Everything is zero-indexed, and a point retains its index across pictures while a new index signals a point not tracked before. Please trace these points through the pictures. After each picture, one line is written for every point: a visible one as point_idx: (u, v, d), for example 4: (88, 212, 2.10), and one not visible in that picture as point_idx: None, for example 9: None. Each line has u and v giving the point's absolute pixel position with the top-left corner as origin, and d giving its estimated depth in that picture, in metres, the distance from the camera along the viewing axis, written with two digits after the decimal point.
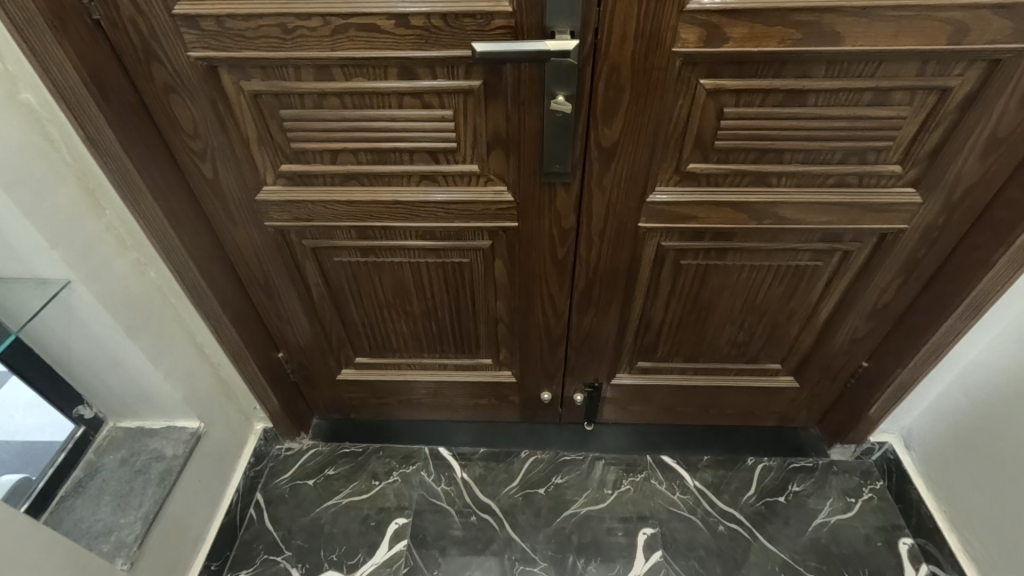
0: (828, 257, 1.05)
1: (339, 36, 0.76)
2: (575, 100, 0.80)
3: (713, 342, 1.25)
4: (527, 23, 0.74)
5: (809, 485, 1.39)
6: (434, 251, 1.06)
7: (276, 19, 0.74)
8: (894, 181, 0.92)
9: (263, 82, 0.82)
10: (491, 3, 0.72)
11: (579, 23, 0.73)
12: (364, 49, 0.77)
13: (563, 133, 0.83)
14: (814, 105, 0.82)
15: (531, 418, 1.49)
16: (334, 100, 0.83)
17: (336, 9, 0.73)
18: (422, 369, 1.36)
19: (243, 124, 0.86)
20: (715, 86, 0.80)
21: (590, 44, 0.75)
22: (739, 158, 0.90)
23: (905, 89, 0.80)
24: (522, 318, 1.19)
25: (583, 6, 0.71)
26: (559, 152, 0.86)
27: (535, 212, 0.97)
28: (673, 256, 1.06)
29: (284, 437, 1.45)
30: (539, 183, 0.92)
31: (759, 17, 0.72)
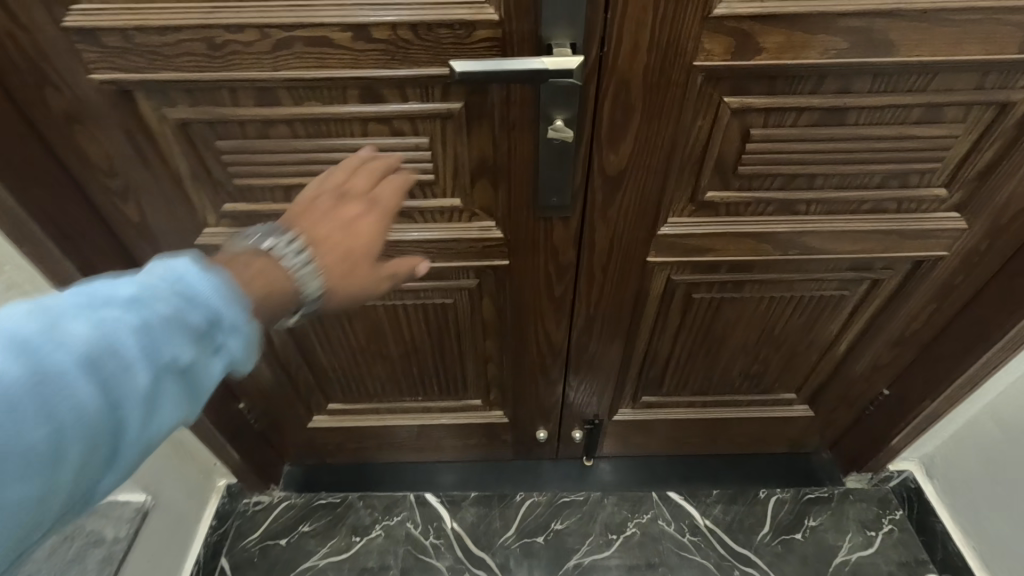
0: (855, 285, 0.94)
1: (283, 52, 0.60)
2: (576, 124, 0.66)
3: (725, 375, 1.14)
4: (517, 35, 0.59)
5: (826, 519, 1.30)
6: (412, 292, 0.92)
7: (200, 31, 0.59)
8: (936, 206, 0.81)
9: (192, 109, 0.66)
10: (471, 10, 0.58)
11: (581, 33, 0.59)
12: (316, 68, 0.62)
13: (562, 162, 0.70)
14: (854, 124, 0.70)
15: (526, 455, 1.36)
16: (283, 127, 0.68)
17: (277, 20, 0.58)
18: (403, 412, 1.22)
19: (170, 158, 0.71)
20: (740, 105, 0.67)
21: (594, 57, 0.61)
22: (764, 184, 0.77)
23: (960, 105, 0.68)
24: (514, 359, 1.06)
25: (587, 12, 0.57)
26: (557, 183, 0.72)
27: (528, 248, 0.83)
28: (684, 289, 0.93)
29: (251, 491, 1.30)
30: (533, 218, 0.78)
31: (799, 23, 0.59)
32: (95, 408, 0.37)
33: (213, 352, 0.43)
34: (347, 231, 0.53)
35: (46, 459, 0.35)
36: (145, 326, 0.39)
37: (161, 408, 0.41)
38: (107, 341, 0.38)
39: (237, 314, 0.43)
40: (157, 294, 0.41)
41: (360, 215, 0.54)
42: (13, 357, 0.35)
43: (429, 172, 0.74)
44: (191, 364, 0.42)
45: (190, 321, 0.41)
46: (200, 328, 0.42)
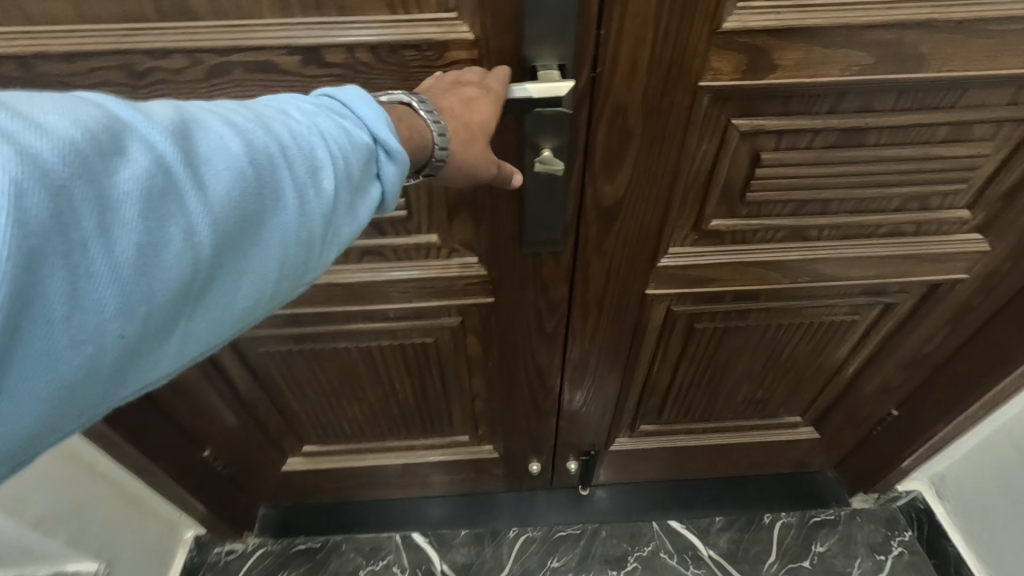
0: (868, 310, 0.87)
1: (219, 79, 0.51)
2: (566, 153, 0.58)
3: (728, 401, 1.07)
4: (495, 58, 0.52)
5: (834, 544, 1.25)
6: (388, 333, 0.83)
7: (116, 58, 0.49)
8: (958, 228, 0.74)
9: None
10: (441, 28, 0.50)
11: (570, 56, 0.51)
12: (261, 97, 0.53)
13: (551, 195, 0.62)
14: (874, 145, 0.63)
15: (518, 487, 1.28)
16: None
17: (209, 42, 0.49)
18: (386, 451, 1.14)
19: None
20: (751, 127, 0.59)
21: (586, 79, 0.54)
22: (774, 211, 0.70)
23: (990, 122, 0.61)
24: (504, 397, 0.98)
25: (578, 28, 0.49)
26: (545, 218, 0.65)
27: (516, 284, 0.75)
28: (685, 320, 0.86)
29: (222, 540, 1.20)
30: (520, 253, 0.70)
31: (820, 37, 0.52)
32: (287, 197, 0.37)
33: (373, 179, 0.41)
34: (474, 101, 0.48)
35: (242, 241, 0.35)
36: (327, 130, 0.38)
37: (335, 219, 0.39)
38: (298, 139, 0.37)
39: (396, 142, 0.41)
40: (335, 108, 0.40)
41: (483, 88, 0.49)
42: (225, 135, 0.35)
43: (400, 208, 0.66)
44: (361, 183, 0.40)
45: (362, 132, 0.40)
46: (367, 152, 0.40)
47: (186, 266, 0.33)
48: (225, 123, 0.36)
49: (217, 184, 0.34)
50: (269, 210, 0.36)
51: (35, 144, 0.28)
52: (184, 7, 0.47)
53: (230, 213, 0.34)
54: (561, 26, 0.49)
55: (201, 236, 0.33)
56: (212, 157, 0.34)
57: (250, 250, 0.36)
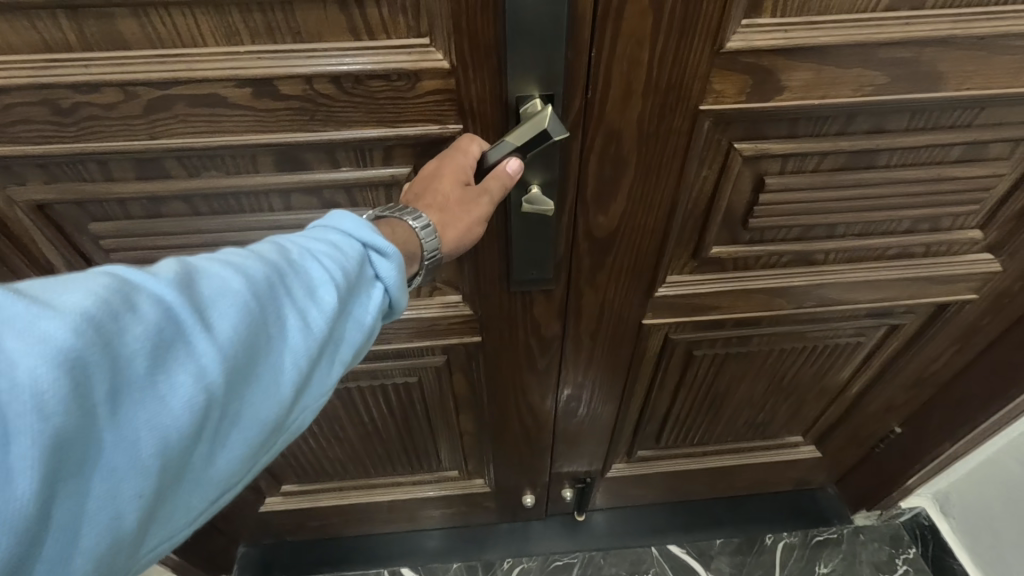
0: (874, 331, 0.83)
1: (158, 115, 0.48)
2: (556, 186, 0.54)
3: (728, 425, 1.03)
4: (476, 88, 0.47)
5: (838, 564, 1.21)
6: (368, 372, 0.78)
7: (37, 94, 0.45)
8: (969, 248, 0.70)
9: (49, 187, 0.53)
10: (412, 56, 0.46)
11: (558, 83, 0.46)
12: (207, 134, 0.49)
13: (541, 232, 0.57)
14: (885, 166, 0.59)
15: (513, 516, 1.23)
16: (179, 205, 0.56)
17: (145, 73, 0.45)
18: (371, 488, 1.08)
19: (31, 246, 0.58)
20: (755, 151, 0.55)
21: (579, 105, 0.49)
22: (777, 236, 0.65)
23: (1007, 141, 0.57)
24: (494, 435, 0.92)
25: (566, 50, 0.45)
26: (535, 252, 0.60)
27: (505, 323, 0.70)
28: (683, 347, 0.81)
29: None
30: (508, 292, 0.65)
31: (830, 57, 0.47)
32: (292, 323, 0.35)
33: (373, 281, 0.40)
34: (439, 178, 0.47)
35: (251, 380, 0.34)
36: (322, 247, 0.38)
37: (346, 329, 0.38)
38: (294, 263, 0.37)
39: (386, 241, 0.40)
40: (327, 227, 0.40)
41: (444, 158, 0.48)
42: (221, 273, 0.34)
43: None
44: (365, 289, 0.39)
45: (357, 243, 0.40)
46: (361, 259, 0.39)
47: (194, 423, 0.31)
48: (223, 264, 0.35)
49: (226, 323, 0.33)
50: (275, 339, 0.35)
51: (36, 324, 0.27)
52: (113, 36, 0.43)
53: (240, 350, 0.33)
54: (547, 52, 0.44)
55: (211, 381, 0.31)
56: (211, 299, 0.33)
57: (266, 383, 0.34)
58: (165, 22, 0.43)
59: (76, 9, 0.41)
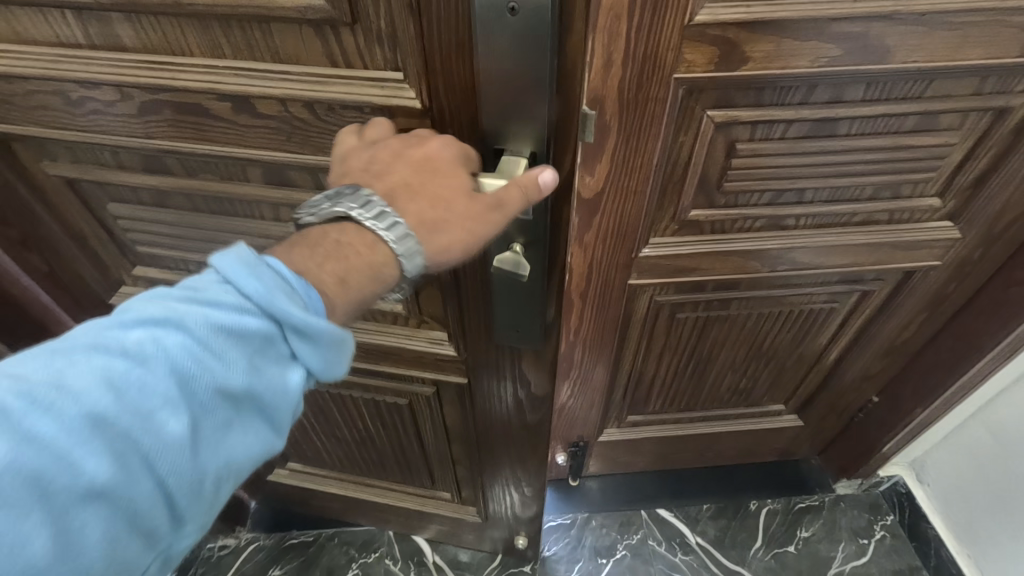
0: (846, 297, 0.89)
1: (151, 117, 0.52)
2: (540, 253, 0.51)
3: (711, 390, 1.09)
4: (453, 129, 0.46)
5: (818, 529, 1.27)
6: (364, 389, 0.86)
7: (53, 85, 0.51)
8: (929, 215, 0.76)
9: (74, 166, 0.61)
10: (385, 92, 0.46)
11: (542, 143, 0.44)
12: (196, 139, 0.54)
13: (525, 294, 0.56)
14: (845, 134, 0.65)
15: (503, 551, 1.21)
16: (181, 199, 0.62)
17: (135, 77, 0.49)
18: (366, 488, 1.13)
19: (67, 219, 0.67)
20: (726, 118, 0.61)
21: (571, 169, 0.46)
22: (749, 201, 0.72)
23: (956, 112, 0.63)
24: (484, 469, 0.94)
25: (551, 105, 0.41)
26: (521, 313, 0.58)
27: (492, 371, 0.72)
28: (668, 310, 0.88)
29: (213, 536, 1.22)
30: (495, 344, 0.67)
31: (788, 31, 0.54)
32: (119, 468, 0.31)
33: (270, 359, 0.36)
34: (438, 185, 0.42)
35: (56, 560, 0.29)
36: (172, 351, 0.33)
37: (218, 434, 0.35)
38: (123, 385, 0.32)
39: (291, 306, 0.36)
40: (205, 285, 0.35)
41: (445, 161, 0.43)
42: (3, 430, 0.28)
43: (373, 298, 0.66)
44: (255, 373, 0.36)
45: (231, 323, 0.34)
46: (240, 344, 0.35)
47: None
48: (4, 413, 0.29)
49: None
50: (94, 497, 0.30)
51: None
52: (112, 37, 0.47)
53: (22, 544, 0.28)
54: (528, 108, 0.42)
55: None
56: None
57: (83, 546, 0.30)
58: (155, 29, 0.46)
59: (81, 10, 0.46)
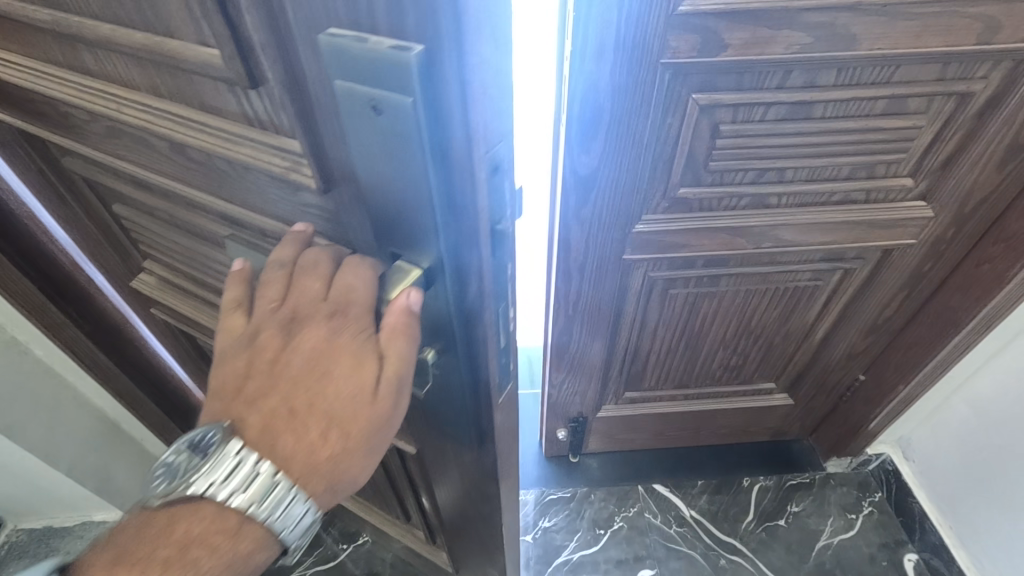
0: (829, 275, 0.95)
1: (111, 138, 0.49)
2: (455, 367, 0.41)
3: (704, 367, 1.15)
4: (338, 303, 0.36)
5: (808, 504, 1.32)
6: None
7: (35, 95, 0.51)
8: (903, 195, 0.82)
9: (82, 165, 0.62)
10: (283, 161, 0.37)
11: (433, 257, 0.34)
12: (150, 169, 0.50)
13: (446, 401, 0.45)
14: (821, 117, 0.71)
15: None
16: (164, 218, 0.61)
17: (82, 103, 0.45)
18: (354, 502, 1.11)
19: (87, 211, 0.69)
20: (709, 101, 0.67)
21: (476, 285, 0.35)
22: (735, 179, 0.78)
23: (921, 96, 0.69)
24: (452, 536, 0.81)
25: (442, 218, 0.31)
26: (446, 416, 0.48)
27: (434, 456, 0.60)
28: (661, 286, 0.94)
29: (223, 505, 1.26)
30: (431, 435, 0.56)
31: (762, 20, 0.60)
32: None
33: None
34: (326, 408, 0.38)
35: None
36: None
37: None
38: None
39: None
40: None
41: (336, 373, 0.37)
42: None
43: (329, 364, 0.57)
44: None
45: None
46: None
47: None
48: None
49: None
50: None
51: None
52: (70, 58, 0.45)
53: None
54: (410, 219, 0.32)
55: None
56: None
57: None
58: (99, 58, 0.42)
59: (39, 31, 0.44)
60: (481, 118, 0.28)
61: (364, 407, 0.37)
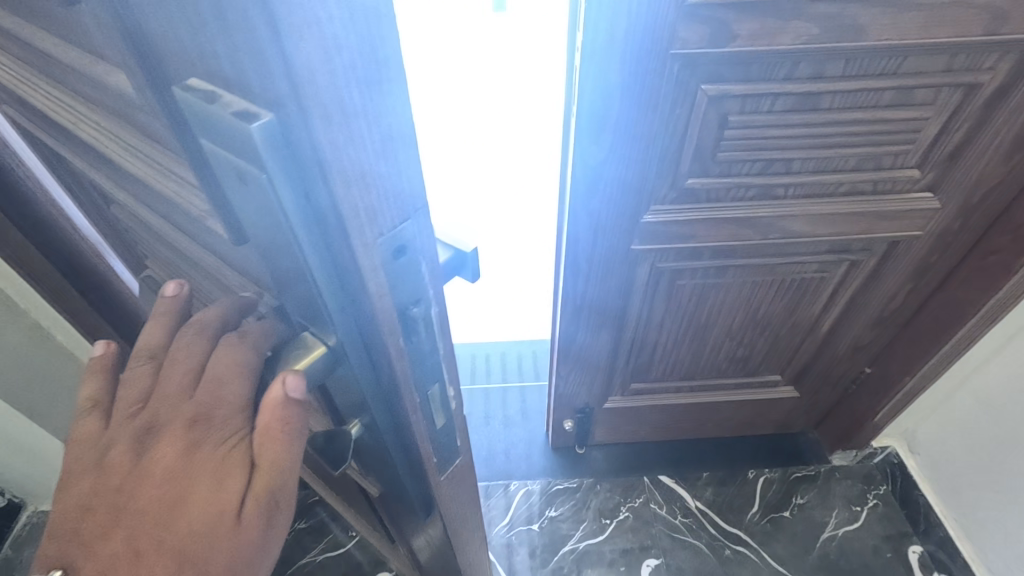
0: (836, 267, 0.95)
1: (87, 151, 0.46)
2: (384, 438, 0.39)
3: (710, 359, 1.16)
4: (202, 408, 0.33)
5: (813, 496, 1.33)
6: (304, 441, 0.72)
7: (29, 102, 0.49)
8: (910, 186, 0.82)
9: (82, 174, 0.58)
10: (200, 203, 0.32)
11: (338, 339, 0.32)
12: (123, 187, 0.46)
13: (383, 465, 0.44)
14: (829, 108, 0.72)
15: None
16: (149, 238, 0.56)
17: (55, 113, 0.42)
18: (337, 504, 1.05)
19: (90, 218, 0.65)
20: (718, 92, 0.68)
21: (391, 366, 0.33)
22: (743, 170, 0.78)
23: (928, 87, 0.70)
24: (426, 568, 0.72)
25: (336, 302, 0.29)
26: (387, 478, 0.47)
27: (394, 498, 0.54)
28: (669, 277, 0.95)
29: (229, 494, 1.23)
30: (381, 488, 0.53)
31: (771, 11, 0.62)
32: None
33: None
34: (177, 546, 0.32)
35: None
36: None
37: None
38: None
39: None
40: None
41: (194, 496, 0.33)
42: None
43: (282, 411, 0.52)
44: None
45: None
46: None
47: None
48: None
49: None
50: None
51: None
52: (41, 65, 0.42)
53: None
54: (302, 289, 0.29)
55: None
56: None
57: None
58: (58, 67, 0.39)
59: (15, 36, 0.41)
60: (370, 193, 0.25)
61: (227, 536, 0.33)
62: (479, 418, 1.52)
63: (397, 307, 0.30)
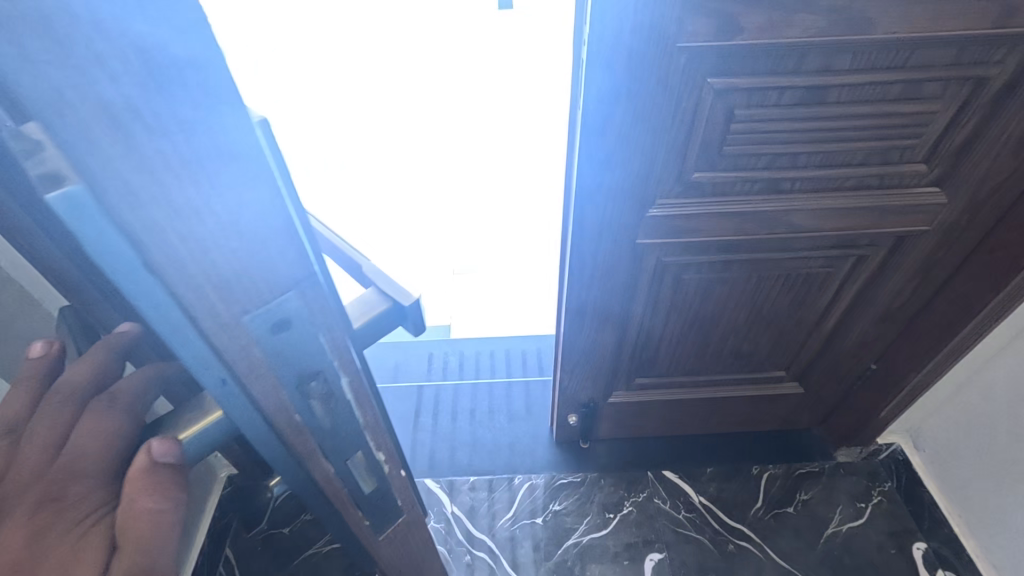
0: (841, 262, 0.95)
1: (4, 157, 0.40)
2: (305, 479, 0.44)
3: (714, 354, 1.16)
4: (55, 487, 0.32)
5: (817, 492, 1.33)
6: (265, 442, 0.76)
7: None
8: (918, 181, 0.82)
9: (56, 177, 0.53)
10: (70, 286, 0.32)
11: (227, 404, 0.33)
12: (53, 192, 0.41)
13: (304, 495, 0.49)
14: (836, 102, 0.72)
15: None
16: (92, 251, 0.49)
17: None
18: None
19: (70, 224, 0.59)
20: (725, 85, 0.69)
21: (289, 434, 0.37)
22: (750, 164, 0.78)
23: (936, 80, 0.70)
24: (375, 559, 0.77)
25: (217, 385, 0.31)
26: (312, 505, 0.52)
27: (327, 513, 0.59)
28: (673, 272, 0.95)
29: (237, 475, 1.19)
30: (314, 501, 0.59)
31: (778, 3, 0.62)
32: None
33: None
34: None
35: None
36: None
37: None
38: None
39: None
40: None
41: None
42: None
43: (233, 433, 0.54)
44: None
45: None
46: None
47: None
48: None
49: None
50: None
51: None
52: None
53: None
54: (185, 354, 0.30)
55: None
56: None
57: None
58: None
59: None
60: (229, 268, 0.25)
61: None
62: (484, 413, 1.53)
63: (287, 375, 0.33)
